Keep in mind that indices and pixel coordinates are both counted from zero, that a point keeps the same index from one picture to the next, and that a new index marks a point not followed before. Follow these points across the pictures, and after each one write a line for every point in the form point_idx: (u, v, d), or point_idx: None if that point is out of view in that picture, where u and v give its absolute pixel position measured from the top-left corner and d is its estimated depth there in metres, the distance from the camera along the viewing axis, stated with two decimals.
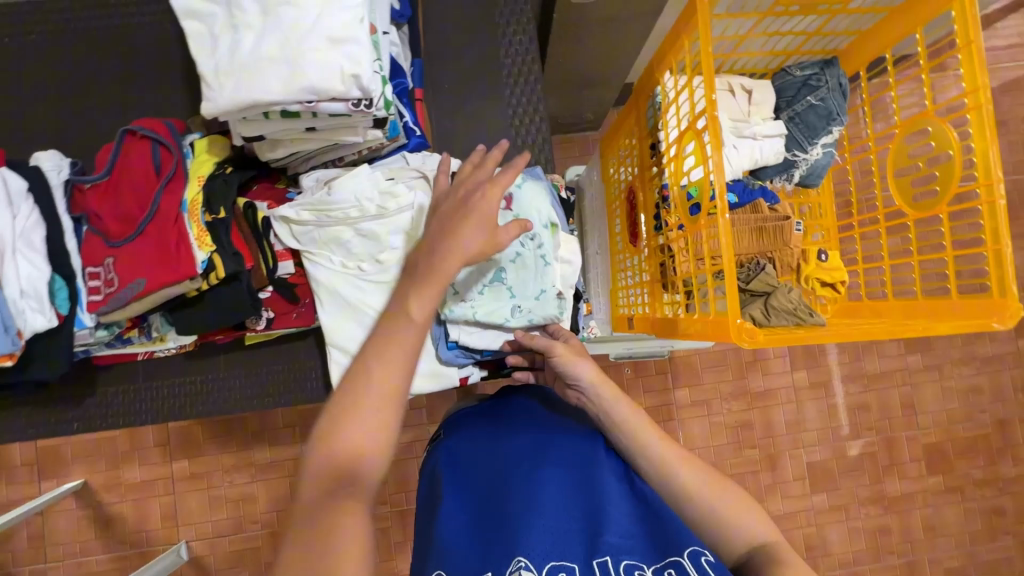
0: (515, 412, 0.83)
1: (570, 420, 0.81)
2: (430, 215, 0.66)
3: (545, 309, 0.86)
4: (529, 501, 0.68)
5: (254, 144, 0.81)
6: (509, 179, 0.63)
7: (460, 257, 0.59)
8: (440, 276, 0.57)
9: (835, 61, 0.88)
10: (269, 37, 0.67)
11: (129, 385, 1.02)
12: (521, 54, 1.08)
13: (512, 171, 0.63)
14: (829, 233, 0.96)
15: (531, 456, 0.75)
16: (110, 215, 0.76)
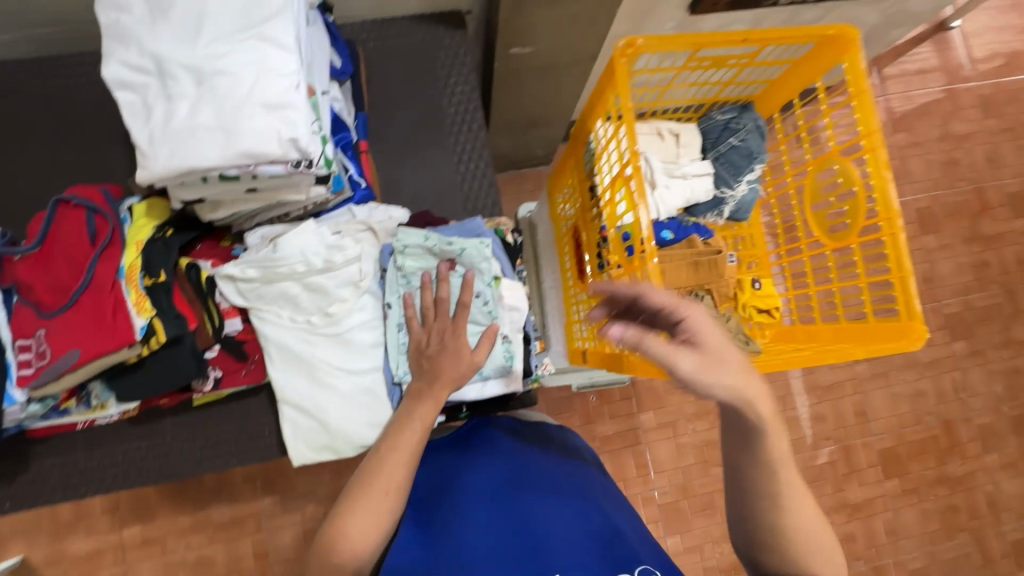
0: (481, 442, 0.91)
1: (531, 449, 0.90)
2: (414, 352, 0.86)
3: (494, 362, 0.90)
4: (495, 526, 0.78)
5: (194, 206, 0.81)
6: (482, 350, 0.85)
7: (439, 400, 0.81)
8: (426, 410, 0.79)
9: (750, 105, 0.95)
10: (203, 106, 0.68)
11: (67, 456, 0.97)
12: (464, 104, 1.13)
13: (485, 346, 0.85)
14: (761, 262, 1.03)
15: (496, 484, 0.84)
16: (41, 286, 0.74)
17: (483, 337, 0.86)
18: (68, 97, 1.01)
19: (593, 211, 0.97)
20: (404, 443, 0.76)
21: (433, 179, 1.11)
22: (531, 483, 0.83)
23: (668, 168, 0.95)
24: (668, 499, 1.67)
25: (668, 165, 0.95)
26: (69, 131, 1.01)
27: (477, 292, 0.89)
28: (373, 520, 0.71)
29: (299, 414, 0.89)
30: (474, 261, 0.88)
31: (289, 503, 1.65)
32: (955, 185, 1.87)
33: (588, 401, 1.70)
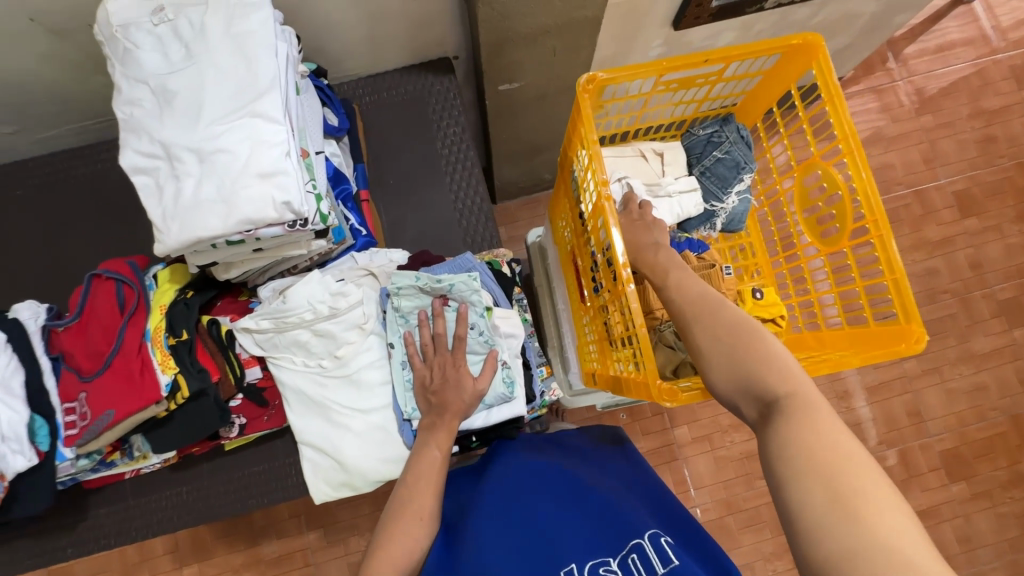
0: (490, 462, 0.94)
1: (535, 455, 0.92)
2: (419, 385, 0.90)
3: (495, 391, 0.93)
4: (504, 526, 0.80)
5: (210, 268, 0.89)
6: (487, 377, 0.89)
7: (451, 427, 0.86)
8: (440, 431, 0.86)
9: (731, 117, 0.96)
10: (206, 182, 0.75)
11: (119, 504, 1.06)
12: (457, 143, 1.19)
13: (489, 372, 0.89)
14: (765, 270, 1.01)
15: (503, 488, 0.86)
16: (81, 353, 0.83)
17: (487, 364, 0.90)
18: (107, 178, 1.13)
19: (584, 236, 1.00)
20: (426, 470, 0.82)
21: (432, 218, 1.17)
22: (540, 482, 0.86)
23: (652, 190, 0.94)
24: (711, 516, 1.61)
25: (651, 187, 0.94)
26: (109, 208, 1.13)
27: (472, 324, 0.92)
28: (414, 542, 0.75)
29: (317, 454, 0.94)
30: (464, 294, 0.91)
31: (333, 536, 1.72)
32: (994, 163, 1.76)
33: (619, 419, 1.69)
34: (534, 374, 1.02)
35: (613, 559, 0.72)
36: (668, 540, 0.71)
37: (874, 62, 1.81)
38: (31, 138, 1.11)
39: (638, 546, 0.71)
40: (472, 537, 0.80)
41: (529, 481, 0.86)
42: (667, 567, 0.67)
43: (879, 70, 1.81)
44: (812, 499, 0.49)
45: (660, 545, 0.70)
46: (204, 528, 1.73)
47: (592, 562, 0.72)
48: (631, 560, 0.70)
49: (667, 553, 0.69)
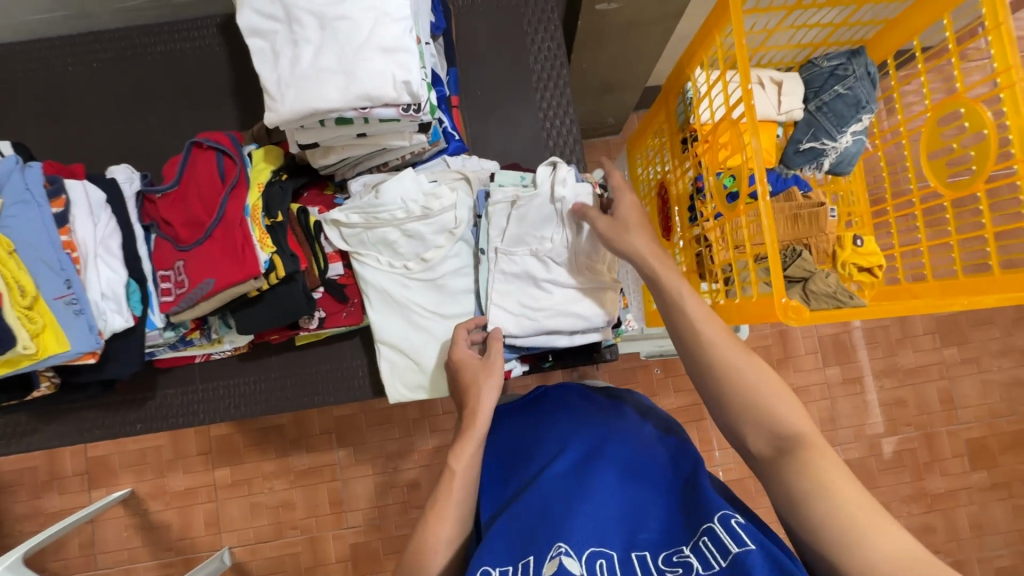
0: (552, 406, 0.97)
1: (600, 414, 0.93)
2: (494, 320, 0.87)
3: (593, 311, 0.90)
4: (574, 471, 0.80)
5: (307, 151, 0.86)
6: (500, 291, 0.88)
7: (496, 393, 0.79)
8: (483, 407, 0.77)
9: (862, 51, 0.89)
10: (327, 51, 0.72)
11: (184, 388, 1.07)
12: (550, 60, 1.12)
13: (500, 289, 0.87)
14: (862, 219, 0.97)
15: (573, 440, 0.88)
16: (179, 221, 0.81)
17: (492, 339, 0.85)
18: (188, 59, 1.08)
19: (684, 164, 0.96)
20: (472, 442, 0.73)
21: (516, 137, 1.12)
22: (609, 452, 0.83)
23: (514, 274, 0.90)
24: (732, 475, 1.64)
25: (598, 283, 0.91)
26: (189, 91, 1.08)
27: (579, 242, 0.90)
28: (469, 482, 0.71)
29: (396, 354, 0.94)
30: None
31: (361, 456, 1.76)
32: None
33: (653, 373, 1.69)
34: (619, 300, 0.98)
35: (685, 544, 0.64)
36: (740, 520, 0.62)
37: None
38: (110, 8, 1.03)
39: (708, 530, 0.64)
40: (536, 507, 0.75)
41: (594, 455, 0.83)
42: (742, 548, 0.57)
43: None
44: (830, 517, 0.50)
45: (731, 525, 0.62)
46: (236, 435, 1.78)
47: (664, 554, 0.64)
48: (702, 543, 0.63)
49: (739, 532, 0.60)
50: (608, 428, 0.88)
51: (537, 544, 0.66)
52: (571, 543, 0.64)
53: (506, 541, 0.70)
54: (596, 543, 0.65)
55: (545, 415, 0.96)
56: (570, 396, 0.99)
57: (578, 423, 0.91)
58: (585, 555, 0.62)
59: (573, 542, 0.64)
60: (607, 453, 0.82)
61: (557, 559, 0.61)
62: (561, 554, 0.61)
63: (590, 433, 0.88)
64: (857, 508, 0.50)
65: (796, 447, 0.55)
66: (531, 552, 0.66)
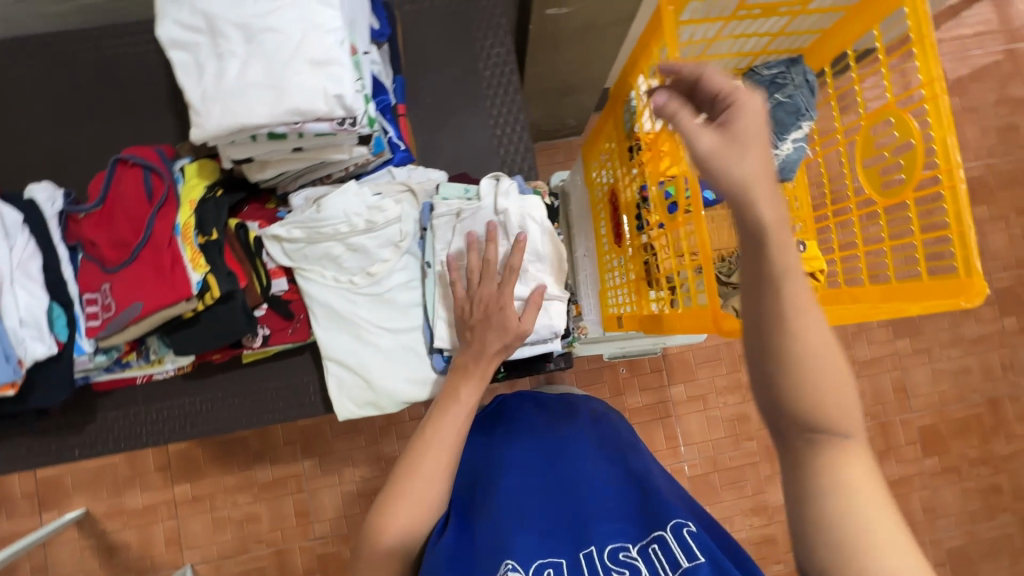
0: (505, 421, 0.97)
1: (551, 425, 0.93)
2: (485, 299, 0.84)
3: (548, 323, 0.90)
4: (527, 493, 0.81)
5: (242, 166, 0.83)
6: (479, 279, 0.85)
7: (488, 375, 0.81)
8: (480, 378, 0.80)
9: (800, 60, 0.91)
10: (254, 64, 0.69)
11: (126, 409, 1.03)
12: (501, 66, 1.11)
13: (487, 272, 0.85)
14: (806, 224, 0.99)
15: (525, 455, 0.88)
16: (104, 242, 0.78)
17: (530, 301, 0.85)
18: (126, 68, 1.02)
19: (631, 172, 0.96)
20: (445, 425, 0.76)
21: (468, 144, 1.10)
22: (559, 461, 0.85)
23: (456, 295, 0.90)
24: (698, 470, 1.67)
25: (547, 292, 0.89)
26: (124, 101, 1.03)
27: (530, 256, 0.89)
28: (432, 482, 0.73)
29: (343, 370, 0.92)
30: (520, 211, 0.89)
31: (327, 466, 1.73)
32: (1013, 152, 1.78)
33: (618, 373, 1.70)
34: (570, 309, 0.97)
35: (633, 543, 0.70)
36: (693, 529, 0.67)
37: None
38: (34, 12, 0.98)
39: (659, 538, 0.68)
40: (487, 523, 0.77)
41: (545, 464, 0.86)
42: (691, 563, 0.62)
43: None
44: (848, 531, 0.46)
45: (684, 535, 0.66)
46: (197, 449, 1.73)
47: (611, 545, 0.70)
48: (652, 550, 0.67)
49: (692, 547, 0.64)
50: (562, 437, 0.89)
51: (488, 557, 0.71)
52: (518, 558, 0.70)
53: (463, 547, 0.76)
54: (543, 555, 0.71)
55: (499, 425, 0.96)
56: (521, 407, 0.99)
57: (532, 434, 0.91)
58: (531, 568, 0.69)
59: (519, 558, 0.69)
60: (557, 461, 0.85)
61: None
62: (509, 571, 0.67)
63: (541, 440, 0.90)
64: (880, 522, 0.46)
65: (833, 443, 0.48)
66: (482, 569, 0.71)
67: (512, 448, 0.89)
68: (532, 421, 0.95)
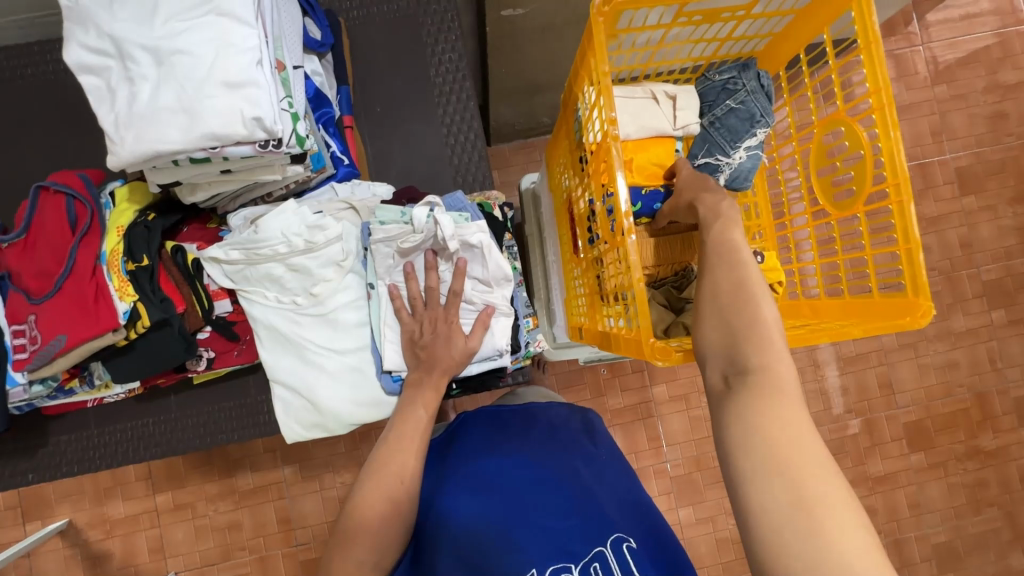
0: (455, 440, 0.93)
1: (499, 442, 0.90)
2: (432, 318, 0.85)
3: (497, 342, 0.89)
4: (476, 521, 0.78)
5: (172, 188, 0.81)
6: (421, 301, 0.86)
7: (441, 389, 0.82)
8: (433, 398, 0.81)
9: (752, 63, 0.87)
10: (165, 88, 0.67)
11: (81, 432, 1.02)
12: (453, 72, 1.07)
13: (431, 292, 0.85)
14: (767, 232, 0.96)
15: (472, 477, 0.85)
16: (28, 272, 0.76)
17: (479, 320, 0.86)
18: (60, 85, 0.99)
19: (582, 182, 0.93)
20: (411, 430, 0.77)
21: (421, 153, 1.07)
22: (508, 482, 0.83)
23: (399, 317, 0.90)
24: (680, 471, 1.65)
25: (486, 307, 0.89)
26: (64, 117, 0.99)
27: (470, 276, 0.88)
28: (396, 482, 0.72)
29: (290, 393, 0.91)
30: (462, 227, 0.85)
31: (308, 472, 1.73)
32: (1001, 140, 1.73)
33: (599, 374, 1.68)
34: (520, 325, 0.95)
35: (575, 564, 0.71)
36: (632, 546, 0.72)
37: (897, 23, 1.72)
38: None
39: (599, 554, 0.71)
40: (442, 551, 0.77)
41: (492, 485, 0.83)
42: None
43: (899, 33, 1.72)
44: (770, 502, 0.43)
45: (623, 551, 0.71)
46: (176, 459, 1.72)
47: (553, 567, 0.70)
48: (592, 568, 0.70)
49: (631, 564, 0.70)
50: (512, 458, 0.86)
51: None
52: None
53: None
54: None
55: (452, 442, 0.93)
56: (474, 424, 0.95)
57: (483, 454, 0.88)
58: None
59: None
60: (506, 483, 0.83)
61: None
62: None
63: (491, 457, 0.87)
64: (810, 496, 0.43)
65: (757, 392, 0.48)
66: None
67: (463, 467, 0.87)
68: (480, 439, 0.91)
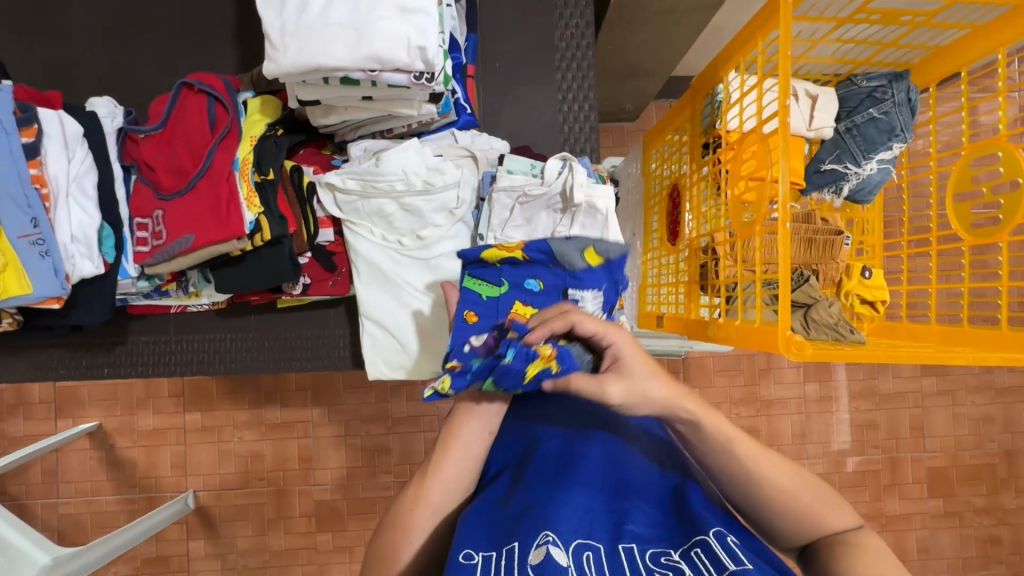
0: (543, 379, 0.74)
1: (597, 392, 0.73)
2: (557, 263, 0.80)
3: None
4: (569, 462, 0.62)
5: (307, 108, 0.81)
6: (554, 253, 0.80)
7: None
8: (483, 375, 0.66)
9: (906, 74, 0.84)
10: (339, 4, 0.67)
11: (157, 336, 1.03)
12: (577, 39, 1.04)
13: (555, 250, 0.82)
14: (873, 250, 0.95)
15: (565, 428, 0.67)
16: (161, 168, 0.78)
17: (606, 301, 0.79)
18: None
19: (700, 172, 0.92)
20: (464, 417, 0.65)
21: (528, 118, 1.06)
22: (608, 444, 0.65)
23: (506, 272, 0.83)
24: None
25: None
26: (185, 24, 0.97)
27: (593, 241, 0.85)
28: (453, 493, 0.63)
29: (380, 331, 0.91)
30: (595, 193, 0.83)
31: (335, 416, 1.68)
32: None
33: None
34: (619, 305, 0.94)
35: (674, 549, 0.53)
36: (735, 539, 0.52)
37: None
38: None
39: (701, 542, 0.52)
40: (524, 489, 0.60)
41: (587, 439, 0.65)
42: (738, 568, 0.47)
43: None
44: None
45: (727, 544, 0.51)
46: (210, 380, 1.70)
47: (652, 549, 0.53)
48: (693, 555, 0.51)
49: (738, 552, 0.50)
50: (604, 414, 0.68)
51: (521, 527, 0.54)
52: (558, 531, 0.53)
53: (483, 518, 0.58)
54: (584, 534, 0.54)
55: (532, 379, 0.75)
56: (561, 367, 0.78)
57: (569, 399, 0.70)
58: (572, 547, 0.52)
59: (561, 531, 0.53)
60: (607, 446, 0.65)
61: (543, 548, 0.51)
62: (548, 544, 0.51)
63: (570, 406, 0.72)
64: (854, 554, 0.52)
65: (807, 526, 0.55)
66: (513, 537, 0.54)
67: (539, 409, 0.70)
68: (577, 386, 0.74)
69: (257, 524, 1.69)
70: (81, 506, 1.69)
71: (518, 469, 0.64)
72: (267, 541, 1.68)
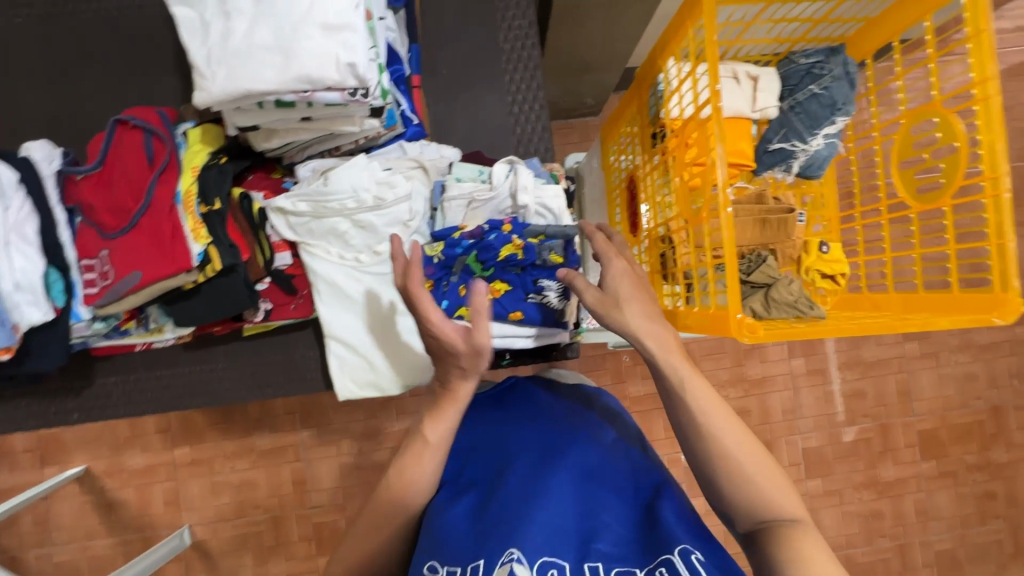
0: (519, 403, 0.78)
1: (570, 407, 0.77)
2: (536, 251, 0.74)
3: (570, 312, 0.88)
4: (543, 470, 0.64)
5: (248, 133, 0.80)
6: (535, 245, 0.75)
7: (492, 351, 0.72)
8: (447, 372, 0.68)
9: (841, 48, 0.85)
10: (263, 27, 0.66)
11: (127, 375, 1.02)
12: (520, 38, 1.04)
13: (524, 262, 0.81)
14: (830, 223, 0.95)
15: (539, 444, 0.69)
16: (102, 207, 0.77)
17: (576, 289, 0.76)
18: (121, 21, 0.95)
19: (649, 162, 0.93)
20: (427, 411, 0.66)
21: (480, 122, 1.06)
22: (584, 455, 0.67)
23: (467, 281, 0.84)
24: None
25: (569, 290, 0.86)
26: (123, 59, 0.96)
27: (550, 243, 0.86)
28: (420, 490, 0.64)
29: (347, 351, 0.90)
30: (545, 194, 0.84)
31: (325, 436, 1.67)
32: None
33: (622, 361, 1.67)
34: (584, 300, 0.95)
35: (639, 569, 0.53)
36: (702, 557, 0.52)
37: None
38: None
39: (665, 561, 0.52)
40: (499, 501, 0.61)
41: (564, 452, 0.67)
42: None
43: None
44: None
45: (692, 564, 0.51)
46: (196, 413, 1.68)
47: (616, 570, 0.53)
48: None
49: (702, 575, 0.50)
50: (580, 433, 0.71)
51: (490, 545, 0.56)
52: (525, 549, 0.54)
53: (457, 531, 0.59)
54: (550, 552, 0.55)
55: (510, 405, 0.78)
56: (535, 388, 0.82)
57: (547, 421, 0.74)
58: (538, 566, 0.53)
59: (528, 547, 0.54)
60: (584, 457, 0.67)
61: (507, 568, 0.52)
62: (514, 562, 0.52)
63: (552, 426, 0.73)
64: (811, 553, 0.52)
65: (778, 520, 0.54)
66: (483, 554, 0.56)
67: (514, 429, 0.73)
68: (553, 407, 0.77)
69: (257, 553, 1.67)
70: (76, 552, 1.66)
71: (496, 485, 0.65)
72: (269, 569, 1.66)
